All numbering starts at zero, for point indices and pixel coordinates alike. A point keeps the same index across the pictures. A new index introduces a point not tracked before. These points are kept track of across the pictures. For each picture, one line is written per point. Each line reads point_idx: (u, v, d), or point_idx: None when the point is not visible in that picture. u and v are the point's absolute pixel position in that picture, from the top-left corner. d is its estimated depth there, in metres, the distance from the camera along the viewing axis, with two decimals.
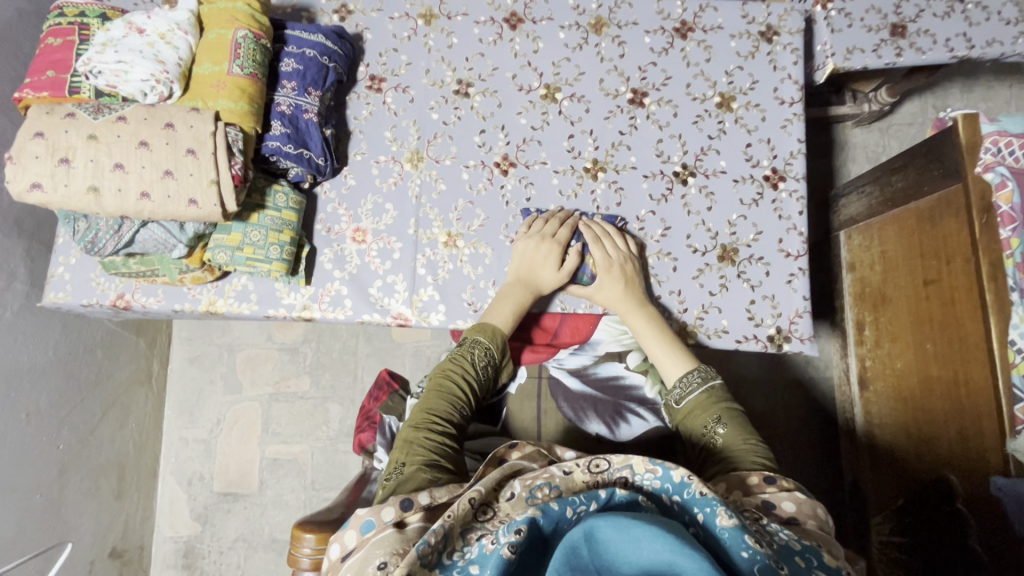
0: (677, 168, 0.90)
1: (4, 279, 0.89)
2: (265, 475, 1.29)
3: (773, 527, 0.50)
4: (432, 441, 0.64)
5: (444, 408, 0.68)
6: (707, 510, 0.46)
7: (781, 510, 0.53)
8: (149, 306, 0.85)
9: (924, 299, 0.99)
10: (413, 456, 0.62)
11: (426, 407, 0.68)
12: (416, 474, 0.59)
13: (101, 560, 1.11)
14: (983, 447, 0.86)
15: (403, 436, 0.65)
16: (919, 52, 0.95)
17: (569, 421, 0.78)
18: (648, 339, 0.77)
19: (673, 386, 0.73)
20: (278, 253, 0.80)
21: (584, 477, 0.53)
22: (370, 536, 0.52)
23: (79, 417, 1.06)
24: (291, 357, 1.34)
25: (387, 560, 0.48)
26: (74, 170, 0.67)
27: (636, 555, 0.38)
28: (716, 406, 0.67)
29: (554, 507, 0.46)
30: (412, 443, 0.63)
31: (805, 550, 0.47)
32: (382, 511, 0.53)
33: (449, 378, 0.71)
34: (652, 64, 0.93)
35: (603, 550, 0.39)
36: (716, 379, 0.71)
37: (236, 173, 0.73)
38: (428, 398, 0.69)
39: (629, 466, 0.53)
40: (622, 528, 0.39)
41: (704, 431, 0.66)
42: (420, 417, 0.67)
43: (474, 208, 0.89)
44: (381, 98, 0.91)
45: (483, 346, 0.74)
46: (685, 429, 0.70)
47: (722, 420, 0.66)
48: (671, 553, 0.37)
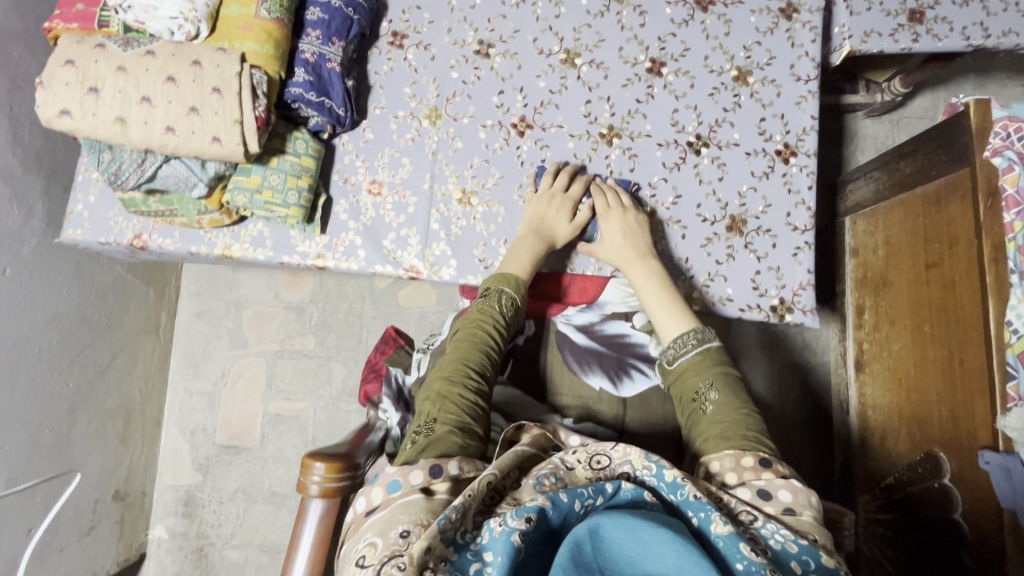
0: (691, 139, 0.91)
1: (23, 215, 0.91)
2: (267, 430, 1.31)
3: (767, 529, 0.51)
4: (464, 399, 0.66)
5: (475, 365, 0.70)
6: (701, 515, 0.49)
7: (778, 502, 0.55)
8: (165, 247, 0.86)
9: (925, 282, 1.00)
10: (446, 413, 0.64)
11: (457, 362, 0.70)
12: (449, 434, 0.61)
13: (105, 501, 1.14)
14: (973, 425, 0.88)
15: (435, 390, 0.66)
16: (935, 39, 0.95)
17: (573, 373, 0.82)
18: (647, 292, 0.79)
19: (668, 345, 0.74)
20: (296, 199, 0.82)
21: (587, 472, 0.55)
22: (397, 497, 0.53)
23: (89, 359, 1.08)
24: (297, 316, 1.35)
25: (410, 529, 0.49)
26: (102, 100, 0.69)
27: (641, 555, 0.41)
28: (710, 370, 0.68)
29: (563, 499, 0.48)
30: (446, 398, 0.65)
31: (802, 552, 0.49)
32: (410, 474, 0.55)
33: (480, 335, 0.73)
34: (672, 35, 0.93)
35: (607, 548, 0.42)
36: (712, 341, 0.71)
37: (260, 115, 0.74)
38: (460, 353, 0.71)
39: (628, 461, 0.56)
40: (628, 528, 0.42)
41: (695, 395, 0.68)
42: (450, 372, 0.68)
43: (489, 166, 0.90)
44: (403, 54, 0.92)
45: (512, 302, 0.77)
46: (677, 390, 0.71)
47: (714, 385, 0.67)
48: (676, 558, 0.40)
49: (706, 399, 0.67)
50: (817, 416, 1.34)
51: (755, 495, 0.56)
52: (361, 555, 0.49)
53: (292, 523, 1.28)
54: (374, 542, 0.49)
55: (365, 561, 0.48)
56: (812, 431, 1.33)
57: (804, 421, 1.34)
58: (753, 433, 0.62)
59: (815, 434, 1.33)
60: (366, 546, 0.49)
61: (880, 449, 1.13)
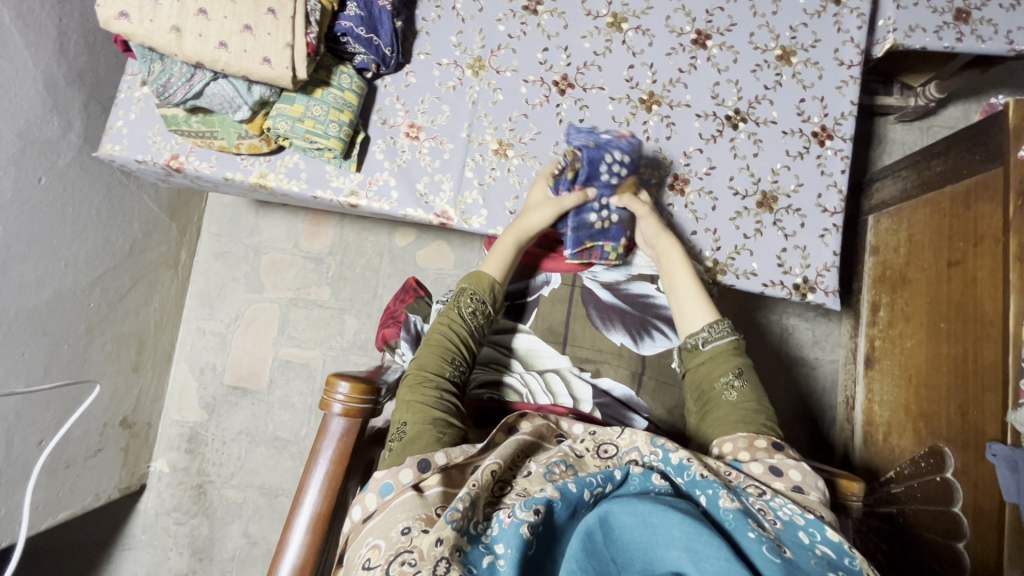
0: (729, 112, 0.92)
1: (62, 127, 0.92)
2: (276, 375, 1.32)
3: (776, 502, 0.52)
4: (431, 399, 0.66)
5: (438, 367, 0.70)
6: (710, 492, 0.50)
7: (789, 479, 0.56)
8: (201, 170, 0.87)
9: (946, 280, 1.01)
10: (415, 415, 0.64)
11: (419, 368, 0.70)
12: (422, 433, 0.62)
13: (112, 426, 1.15)
14: (981, 420, 0.88)
15: (402, 398, 0.67)
16: (980, 40, 0.91)
17: (596, 328, 0.83)
18: (680, 273, 0.78)
19: (699, 330, 0.74)
20: (336, 132, 0.81)
21: (595, 461, 0.57)
22: (389, 499, 0.54)
23: (110, 282, 1.09)
24: (315, 267, 1.36)
25: (411, 524, 0.49)
26: (160, 8, 0.70)
27: (653, 539, 0.43)
28: (739, 359, 0.69)
29: (571, 489, 0.48)
30: (412, 402, 0.66)
31: (808, 525, 0.49)
32: (400, 474, 0.56)
33: (439, 338, 0.73)
34: (720, 9, 0.93)
35: (617, 537, 0.44)
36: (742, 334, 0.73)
37: (311, 42, 0.75)
38: (421, 361, 0.71)
39: (636, 448, 0.57)
40: (636, 513, 0.44)
41: (722, 380, 0.69)
42: (415, 378, 0.69)
43: (528, 121, 0.90)
44: (451, 3, 0.92)
45: (474, 300, 0.77)
46: (702, 372, 0.71)
47: (741, 373, 0.69)
48: (686, 539, 0.41)
49: (732, 386, 0.68)
50: (819, 411, 1.35)
51: (767, 470, 0.57)
52: (367, 559, 0.49)
53: (292, 469, 1.29)
54: (377, 544, 0.49)
55: (371, 562, 0.47)
56: (814, 428, 1.34)
57: (807, 414, 1.35)
58: (772, 423, 0.64)
59: (816, 431, 1.34)
60: (370, 549, 0.49)
61: (882, 444, 1.14)
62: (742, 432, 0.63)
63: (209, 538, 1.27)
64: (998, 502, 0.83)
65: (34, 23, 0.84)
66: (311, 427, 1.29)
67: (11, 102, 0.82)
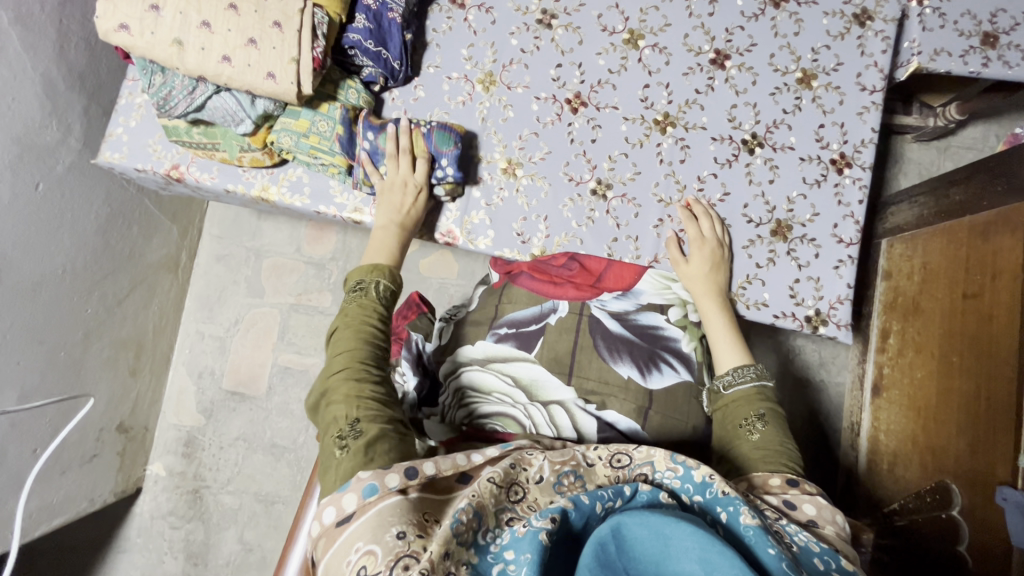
0: (746, 136, 0.89)
1: (61, 132, 0.90)
2: (275, 381, 1.31)
3: (791, 528, 0.51)
4: (377, 394, 0.64)
5: (373, 357, 0.68)
6: (730, 509, 0.48)
7: (803, 513, 0.56)
8: (202, 181, 0.84)
9: (960, 312, 0.98)
10: (365, 413, 0.61)
11: (356, 362, 0.67)
12: (380, 433, 0.59)
13: (109, 431, 1.14)
14: (991, 459, 0.86)
15: (343, 395, 0.63)
16: (1006, 67, 0.87)
17: (602, 360, 0.79)
18: (718, 333, 0.80)
19: (725, 373, 0.76)
20: (341, 147, 0.80)
21: (606, 471, 0.54)
22: (374, 502, 0.51)
23: (108, 287, 1.07)
24: (316, 273, 1.34)
25: (406, 528, 0.48)
26: (162, 20, 0.68)
27: (667, 551, 0.39)
28: (763, 405, 0.71)
29: (584, 501, 0.47)
30: (360, 396, 0.63)
31: (823, 553, 0.49)
32: (386, 477, 0.53)
33: (368, 329, 0.70)
34: (740, 28, 0.91)
35: (631, 548, 0.40)
36: (768, 381, 0.75)
37: (317, 57, 0.72)
38: (354, 354, 0.67)
39: (650, 462, 0.54)
40: (649, 524, 0.41)
41: (744, 421, 0.71)
42: (353, 372, 0.65)
43: (539, 140, 0.88)
44: (463, 14, 0.90)
45: (388, 289, 0.76)
46: (724, 414, 0.73)
47: (763, 418, 0.70)
48: (699, 550, 0.38)
49: (755, 428, 0.69)
50: (823, 434, 1.33)
51: (781, 503, 0.58)
52: (360, 566, 0.46)
53: (289, 476, 1.28)
54: (371, 548, 0.47)
55: (368, 570, 0.45)
56: (817, 450, 1.32)
57: (810, 437, 1.33)
58: (795, 465, 0.65)
59: (819, 453, 1.32)
60: (363, 555, 0.47)
61: (887, 474, 1.12)
62: (766, 471, 0.63)
63: (204, 543, 1.26)
64: (1006, 544, 0.81)
65: (33, 26, 0.82)
66: (309, 435, 1.28)
67: (7, 107, 0.79)
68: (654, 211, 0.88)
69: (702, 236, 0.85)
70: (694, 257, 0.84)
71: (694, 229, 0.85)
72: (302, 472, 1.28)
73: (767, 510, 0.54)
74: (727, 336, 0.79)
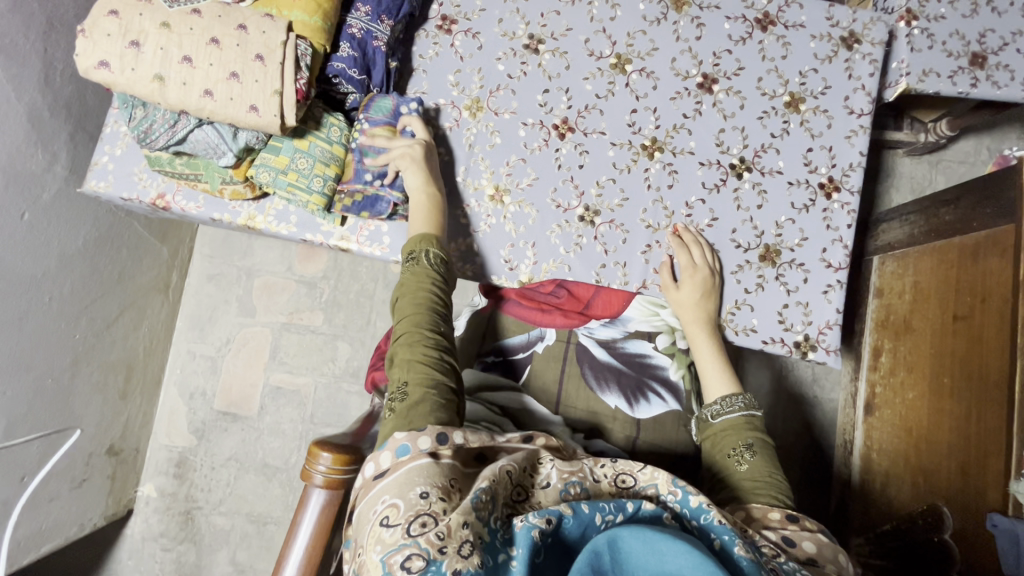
0: (734, 161, 0.89)
1: (46, 160, 0.90)
2: (266, 401, 1.30)
3: (789, 566, 0.51)
4: (431, 358, 0.64)
5: (431, 322, 0.67)
6: (726, 537, 0.48)
7: (803, 550, 0.56)
8: (188, 211, 0.84)
9: (951, 333, 0.98)
10: (415, 377, 0.62)
11: (413, 326, 0.67)
12: (423, 398, 0.60)
13: (98, 455, 1.13)
14: (983, 484, 0.86)
15: (400, 357, 0.65)
16: (994, 86, 0.87)
17: (591, 387, 0.84)
18: (707, 365, 0.79)
19: (712, 402, 0.75)
20: (320, 186, 0.79)
21: (610, 488, 0.55)
22: (405, 461, 0.52)
23: (96, 312, 1.06)
24: (308, 291, 1.34)
25: (430, 489, 0.49)
26: (142, 55, 0.67)
27: (660, 568, 0.39)
28: (751, 434, 0.70)
29: (584, 509, 0.47)
30: (412, 361, 0.63)
31: None
32: (419, 439, 0.54)
33: (426, 294, 0.69)
34: (727, 52, 0.90)
35: (624, 561, 0.40)
36: (756, 409, 0.74)
37: (301, 89, 0.72)
38: (412, 317, 0.67)
39: (654, 485, 0.54)
40: (646, 540, 0.40)
41: (732, 451, 0.70)
42: (409, 336, 0.66)
43: (526, 166, 0.88)
44: (450, 40, 0.90)
45: (439, 257, 0.73)
46: (713, 444, 0.73)
47: (752, 447, 0.69)
48: (693, 569, 0.38)
49: (743, 458, 0.69)
50: (817, 450, 1.33)
51: (780, 538, 0.57)
52: (384, 516, 0.49)
53: (280, 496, 1.27)
54: (395, 502, 0.49)
55: (389, 520, 0.48)
56: (812, 466, 1.32)
57: (804, 453, 1.33)
58: (785, 496, 0.65)
59: (812, 468, 1.32)
60: (388, 508, 0.49)
61: (880, 492, 1.12)
62: (755, 504, 0.63)
63: (196, 565, 1.25)
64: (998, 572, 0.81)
65: (17, 58, 0.82)
66: (301, 455, 1.28)
67: None
68: (642, 236, 0.87)
69: (693, 263, 0.83)
70: (685, 283, 0.82)
71: (685, 257, 0.83)
72: (293, 493, 1.27)
73: (764, 547, 0.53)
74: (716, 366, 0.78)
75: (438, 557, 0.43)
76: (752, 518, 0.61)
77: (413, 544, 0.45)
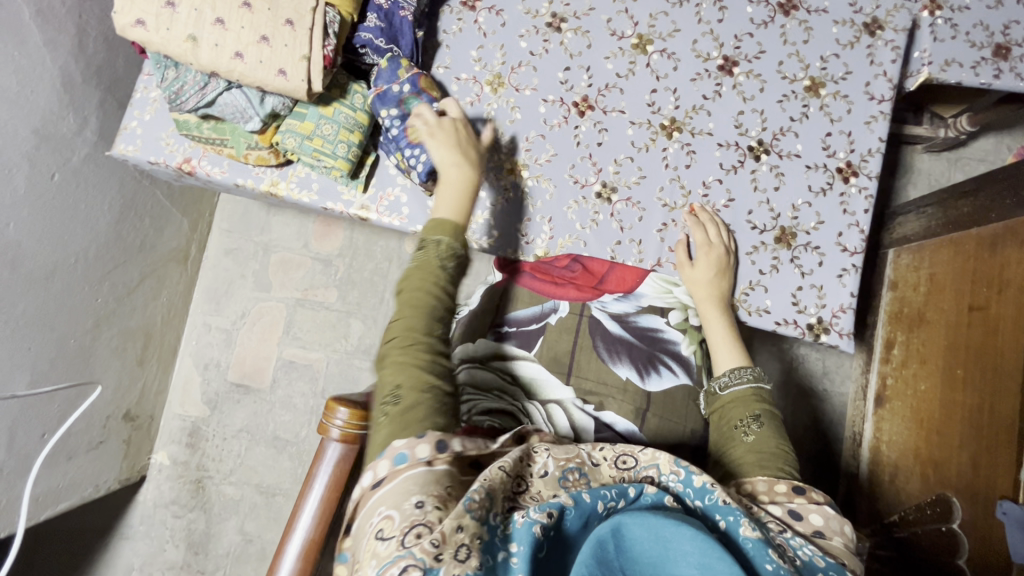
0: (752, 143, 0.89)
1: (77, 124, 0.92)
2: (279, 375, 1.32)
3: (796, 542, 0.51)
4: (424, 362, 0.63)
5: (426, 327, 0.66)
6: (730, 518, 0.48)
7: (808, 523, 0.55)
8: (213, 175, 0.86)
9: (966, 324, 0.98)
10: (409, 380, 0.61)
11: (409, 329, 0.65)
12: (419, 402, 0.60)
13: (115, 419, 1.16)
14: (993, 474, 0.85)
15: (393, 360, 0.63)
16: (1018, 78, 0.86)
17: (601, 360, 0.81)
18: (717, 340, 0.79)
19: (721, 374, 0.76)
20: (344, 152, 0.80)
21: (611, 472, 0.55)
22: (403, 470, 0.52)
23: (119, 277, 1.09)
24: (323, 269, 1.35)
25: (425, 498, 0.49)
26: (177, 16, 0.69)
27: (665, 553, 0.40)
28: (758, 406, 0.71)
29: (585, 499, 0.47)
30: (404, 364, 0.62)
31: (828, 568, 0.49)
32: (417, 447, 0.54)
33: (429, 296, 0.67)
34: (749, 35, 0.91)
35: (628, 548, 0.41)
36: (765, 382, 0.74)
37: (328, 55, 0.74)
38: (409, 319, 0.65)
39: (655, 465, 0.55)
40: (649, 527, 0.41)
41: (739, 423, 0.70)
42: (405, 338, 0.64)
43: (545, 142, 0.89)
44: (474, 16, 0.91)
45: (450, 250, 0.70)
46: (720, 416, 0.73)
47: (759, 418, 0.70)
48: (699, 555, 0.39)
49: (749, 429, 0.69)
50: (826, 444, 1.32)
51: (786, 513, 0.57)
52: (379, 529, 0.48)
53: (290, 469, 1.29)
54: (390, 514, 0.48)
55: (384, 533, 0.47)
56: (820, 460, 1.31)
57: (812, 447, 1.32)
58: (790, 468, 0.65)
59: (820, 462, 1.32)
60: (383, 519, 0.49)
61: (888, 485, 1.11)
62: (761, 475, 0.63)
63: (205, 532, 1.28)
64: (1006, 561, 0.80)
65: (53, 20, 0.84)
66: (311, 428, 1.29)
67: (26, 98, 0.81)
68: (658, 215, 0.88)
69: (709, 241, 0.85)
70: (699, 262, 0.84)
71: (700, 234, 0.85)
72: (303, 465, 1.29)
73: (770, 523, 0.53)
74: (726, 341, 0.79)
75: (434, 565, 0.42)
76: (758, 490, 0.60)
77: (408, 555, 0.43)
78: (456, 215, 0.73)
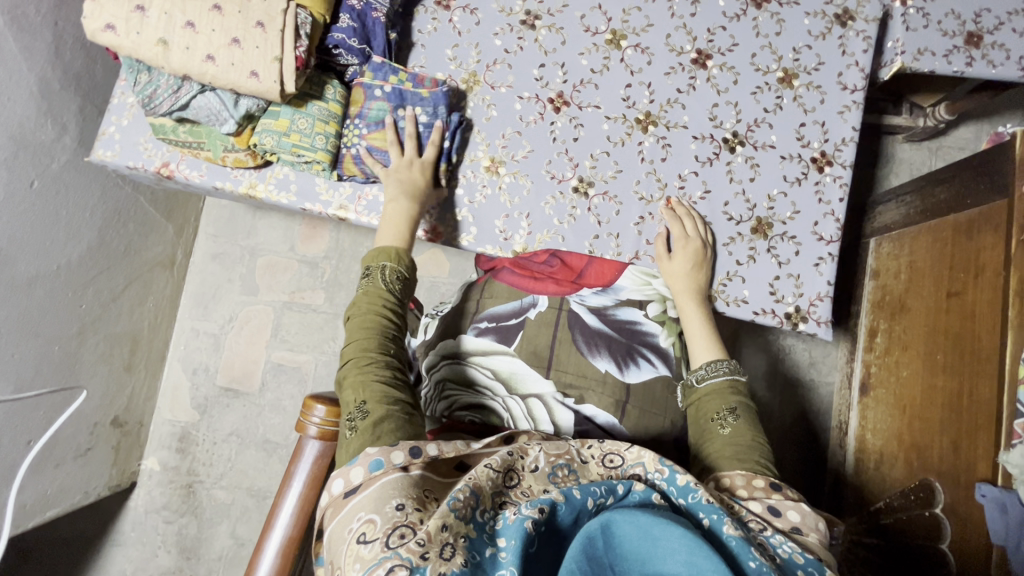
0: (727, 135, 0.90)
1: (56, 131, 0.93)
2: (268, 377, 1.32)
3: (776, 539, 0.51)
4: (385, 377, 0.65)
5: (379, 346, 0.69)
6: (714, 516, 0.48)
7: (786, 520, 0.55)
8: (192, 179, 0.87)
9: (945, 310, 0.98)
10: (374, 394, 0.63)
11: (363, 350, 0.68)
12: (386, 414, 0.61)
13: (103, 425, 1.16)
14: (973, 459, 0.85)
15: (353, 380, 0.65)
16: (989, 66, 0.87)
17: (581, 353, 0.81)
18: (695, 335, 0.80)
19: (699, 367, 0.77)
20: (323, 144, 0.81)
21: (599, 470, 0.56)
22: (379, 477, 0.53)
23: (103, 283, 1.09)
24: (309, 271, 1.36)
25: (406, 501, 0.50)
26: (148, 20, 0.71)
27: (654, 551, 0.40)
28: (734, 398, 0.72)
29: (576, 495, 0.47)
30: (365, 381, 0.64)
31: (807, 564, 0.49)
32: (392, 454, 0.54)
33: (379, 319, 0.71)
34: (721, 28, 0.92)
35: (618, 545, 0.41)
36: (741, 375, 0.75)
37: (300, 56, 0.74)
38: (363, 341, 0.69)
39: (641, 463, 0.55)
40: (639, 525, 0.41)
41: (716, 415, 0.71)
42: (363, 359, 0.67)
43: (521, 138, 0.90)
44: (448, 16, 0.92)
45: (395, 274, 0.76)
46: (697, 409, 0.74)
47: (735, 411, 0.71)
48: (687, 553, 0.39)
49: (726, 422, 0.70)
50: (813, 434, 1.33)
51: (765, 509, 0.57)
52: (361, 533, 0.48)
53: (280, 471, 1.29)
54: (372, 518, 0.49)
55: (367, 536, 0.47)
56: (807, 450, 1.32)
57: (800, 437, 1.33)
58: (766, 460, 0.65)
59: (808, 452, 1.33)
60: (364, 524, 0.48)
61: (874, 473, 1.12)
62: (738, 468, 0.63)
63: (197, 537, 1.28)
64: (986, 547, 0.80)
65: (28, 28, 0.84)
66: None
67: (3, 107, 0.82)
68: (635, 208, 0.89)
69: (686, 235, 0.85)
70: (677, 254, 0.85)
71: (678, 228, 0.86)
72: None
73: (750, 523, 0.53)
74: (703, 333, 0.80)
75: (421, 564, 0.42)
76: (737, 486, 0.61)
77: (393, 556, 0.43)
78: (400, 241, 0.79)
